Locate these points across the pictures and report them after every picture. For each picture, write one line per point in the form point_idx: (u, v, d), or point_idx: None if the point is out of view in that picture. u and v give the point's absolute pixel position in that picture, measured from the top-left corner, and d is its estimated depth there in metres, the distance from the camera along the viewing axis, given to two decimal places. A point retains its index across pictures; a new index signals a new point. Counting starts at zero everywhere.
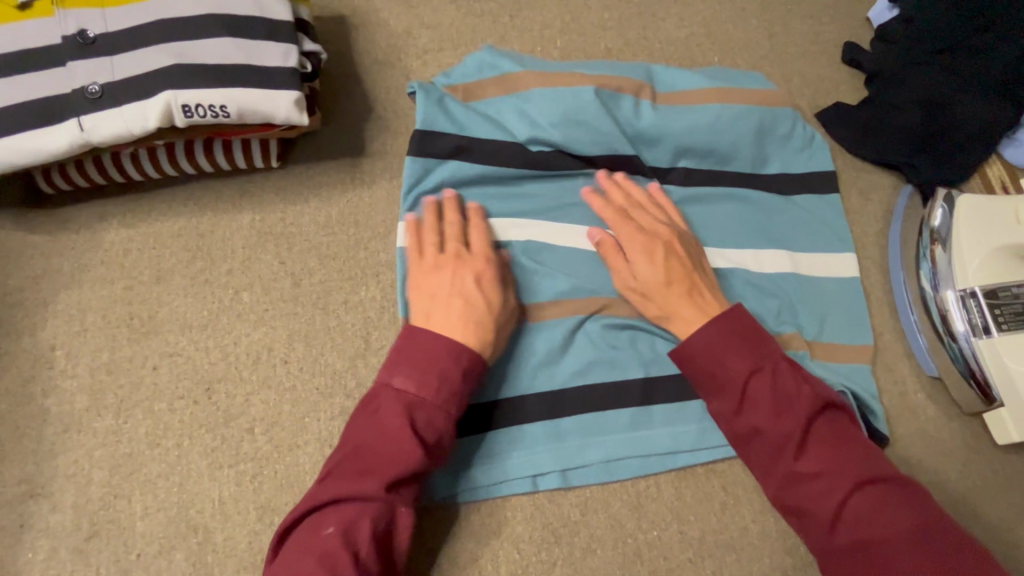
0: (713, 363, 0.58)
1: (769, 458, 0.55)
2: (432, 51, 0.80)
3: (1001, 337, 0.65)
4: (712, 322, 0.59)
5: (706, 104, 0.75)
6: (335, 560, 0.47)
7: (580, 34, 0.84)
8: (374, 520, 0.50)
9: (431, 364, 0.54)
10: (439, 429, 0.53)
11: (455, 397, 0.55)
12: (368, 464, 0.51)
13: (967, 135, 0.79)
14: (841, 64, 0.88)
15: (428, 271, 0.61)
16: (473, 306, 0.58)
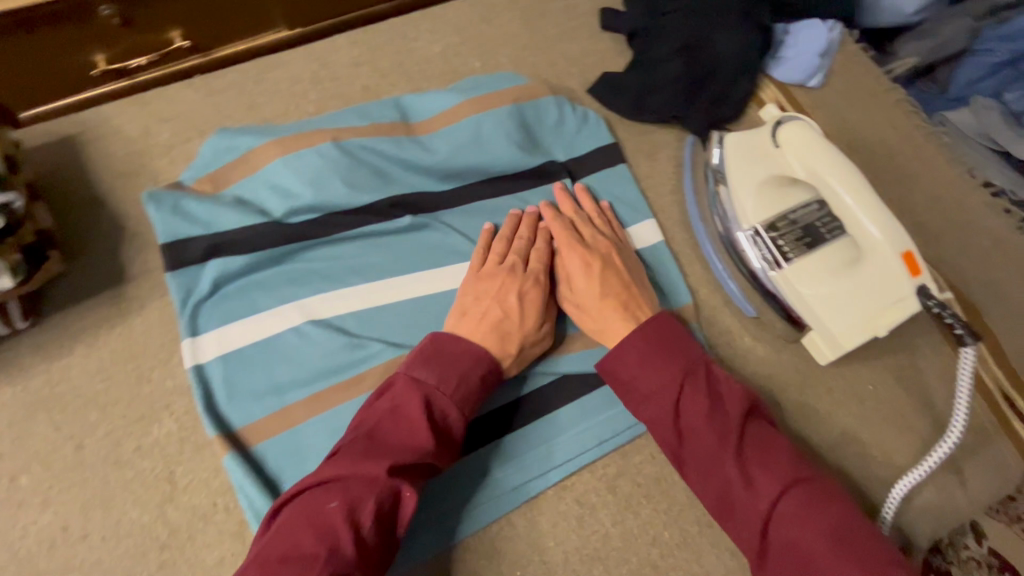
0: (639, 375, 0.58)
1: (701, 459, 0.55)
2: (179, 145, 0.75)
3: (790, 266, 0.65)
4: (633, 335, 0.60)
5: (463, 121, 0.72)
6: (335, 536, 0.46)
7: (332, 80, 0.80)
8: (379, 500, 0.49)
9: (452, 360, 0.57)
10: (451, 421, 0.55)
11: (468, 398, 0.56)
12: (382, 446, 0.51)
13: (734, 66, 0.80)
14: (601, 31, 0.87)
15: (479, 283, 0.63)
16: (507, 318, 0.61)
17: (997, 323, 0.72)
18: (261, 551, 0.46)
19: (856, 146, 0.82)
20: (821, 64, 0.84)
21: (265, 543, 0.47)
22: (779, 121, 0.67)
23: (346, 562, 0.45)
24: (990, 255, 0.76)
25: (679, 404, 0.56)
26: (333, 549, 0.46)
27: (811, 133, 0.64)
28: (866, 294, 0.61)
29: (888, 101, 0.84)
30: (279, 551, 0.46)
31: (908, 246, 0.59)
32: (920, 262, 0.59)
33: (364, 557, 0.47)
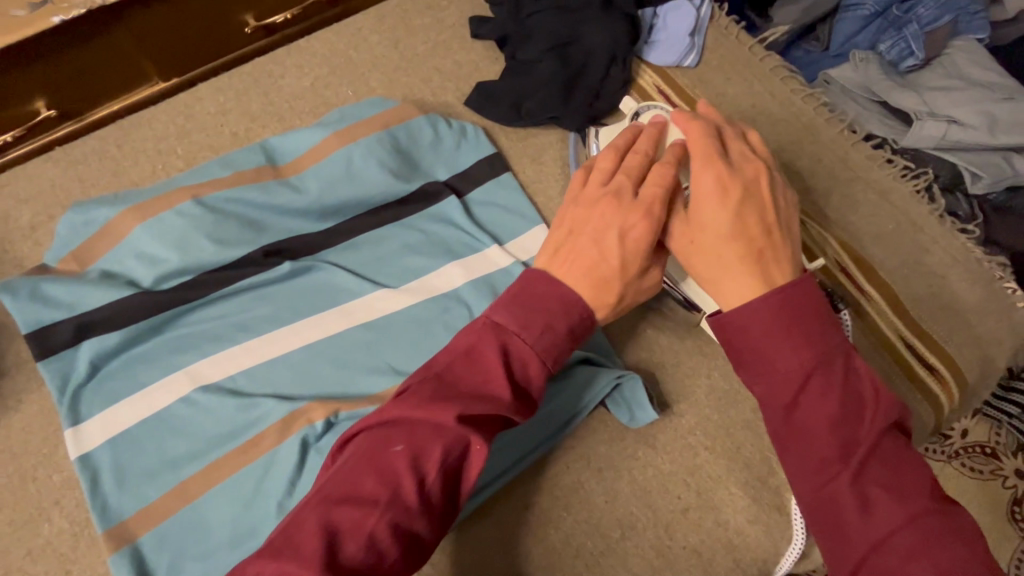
0: (763, 343, 0.44)
1: (809, 461, 0.42)
2: (43, 224, 0.71)
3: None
4: (762, 301, 0.44)
5: (331, 155, 0.71)
6: (397, 482, 0.39)
7: (200, 131, 0.78)
8: (447, 448, 0.41)
9: (539, 303, 0.47)
10: (532, 375, 0.46)
11: (555, 349, 0.46)
12: (454, 388, 0.43)
13: (606, 56, 0.80)
14: (473, 41, 0.86)
15: (587, 215, 0.52)
16: (604, 259, 0.50)
17: (889, 274, 0.73)
18: (321, 488, 0.40)
19: (739, 118, 0.82)
20: (693, 42, 0.84)
21: (326, 479, 0.41)
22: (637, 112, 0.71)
23: (408, 511, 0.39)
24: (877, 208, 0.77)
25: (804, 397, 0.42)
26: (394, 497, 0.39)
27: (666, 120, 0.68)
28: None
29: (764, 69, 0.85)
30: (337, 491, 0.39)
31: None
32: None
33: (425, 510, 0.40)
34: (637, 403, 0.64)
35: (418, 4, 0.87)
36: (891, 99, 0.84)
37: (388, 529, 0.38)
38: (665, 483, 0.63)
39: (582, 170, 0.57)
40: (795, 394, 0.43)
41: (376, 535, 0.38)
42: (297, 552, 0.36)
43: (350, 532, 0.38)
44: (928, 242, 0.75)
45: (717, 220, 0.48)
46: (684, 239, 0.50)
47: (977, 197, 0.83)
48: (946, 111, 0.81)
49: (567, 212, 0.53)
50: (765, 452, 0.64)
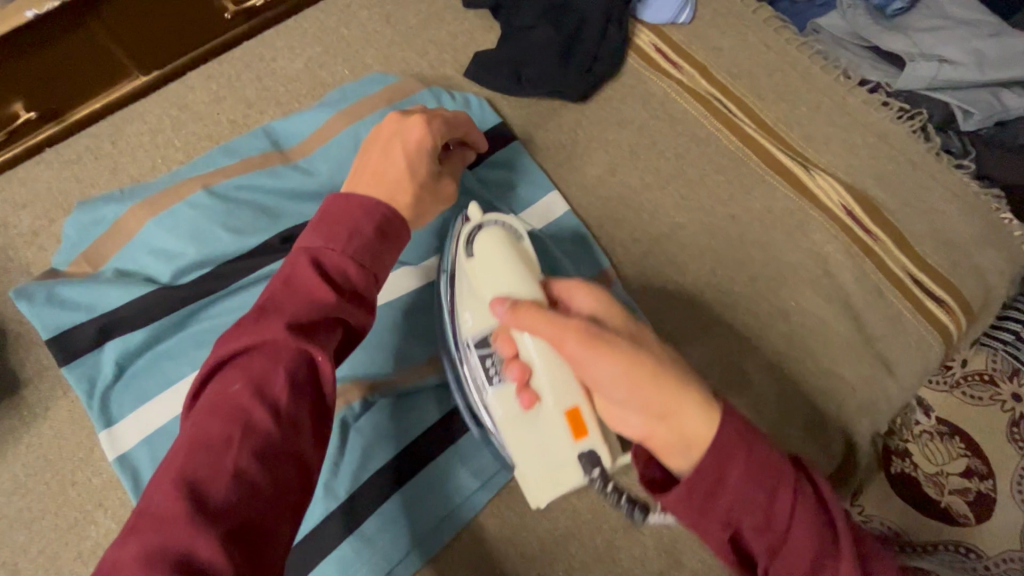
0: (732, 478, 0.40)
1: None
2: (45, 229, 0.69)
3: (495, 399, 0.58)
4: (721, 434, 0.41)
5: (339, 136, 0.69)
6: (247, 417, 0.38)
7: (196, 121, 0.76)
8: (289, 370, 0.40)
9: (340, 218, 0.48)
10: (354, 276, 0.47)
11: (372, 249, 0.48)
12: (278, 307, 0.43)
13: (600, 17, 0.80)
14: (465, 10, 0.84)
15: (380, 133, 0.57)
16: (386, 171, 0.54)
17: (894, 213, 0.75)
18: (168, 456, 0.38)
19: (737, 72, 0.82)
20: None
21: (173, 445, 0.38)
22: (478, 224, 0.61)
23: (267, 436, 0.38)
24: (876, 150, 0.79)
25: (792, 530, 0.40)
26: (248, 428, 0.38)
27: (500, 252, 0.58)
28: (545, 442, 0.57)
29: (758, 20, 0.85)
30: (184, 447, 0.37)
31: (575, 398, 0.56)
32: (586, 417, 0.56)
33: (290, 430, 0.40)
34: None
35: None
36: (880, 43, 0.85)
37: (251, 459, 0.37)
38: None
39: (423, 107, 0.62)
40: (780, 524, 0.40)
41: (241, 468, 0.37)
42: (158, 516, 0.34)
43: (210, 478, 0.36)
44: (927, 180, 0.77)
45: (617, 328, 0.48)
46: (588, 337, 0.46)
47: (969, 134, 0.84)
48: (935, 49, 0.82)
49: (374, 129, 0.57)
50: (790, 392, 0.67)
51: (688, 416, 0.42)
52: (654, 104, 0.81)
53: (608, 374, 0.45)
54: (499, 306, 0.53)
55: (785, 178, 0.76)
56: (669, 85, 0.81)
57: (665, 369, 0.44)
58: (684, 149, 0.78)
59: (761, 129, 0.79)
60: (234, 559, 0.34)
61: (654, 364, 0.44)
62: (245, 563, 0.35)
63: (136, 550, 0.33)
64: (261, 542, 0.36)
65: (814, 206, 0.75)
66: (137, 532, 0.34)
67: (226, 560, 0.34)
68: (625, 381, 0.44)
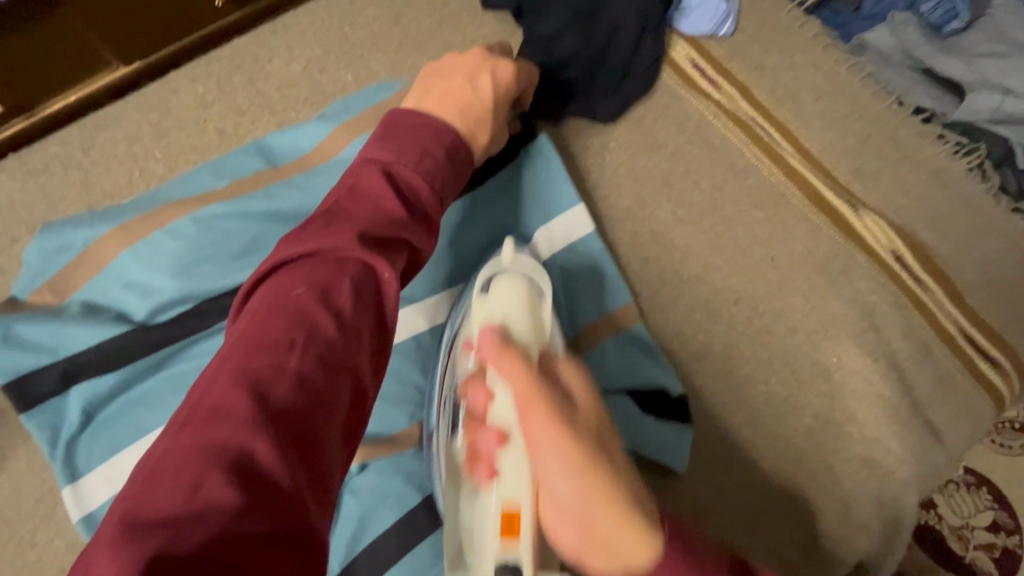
0: None
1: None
2: (6, 248, 0.62)
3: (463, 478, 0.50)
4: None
5: (340, 155, 0.61)
6: (312, 321, 0.35)
7: (179, 129, 0.67)
8: (355, 281, 0.37)
9: (410, 136, 0.47)
10: (423, 193, 0.45)
11: (441, 168, 0.47)
12: (349, 216, 0.40)
13: (636, 26, 0.72)
14: (483, 10, 0.76)
15: (457, 63, 0.56)
16: (470, 98, 0.54)
17: (948, 260, 0.69)
18: (222, 353, 0.34)
19: (780, 95, 0.75)
20: (729, 9, 0.76)
21: (226, 343, 0.34)
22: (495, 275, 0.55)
23: (331, 345, 0.34)
24: (929, 188, 0.72)
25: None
26: (311, 335, 0.34)
27: (513, 296, 0.52)
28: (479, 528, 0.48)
29: (806, 36, 0.77)
30: (240, 344, 0.33)
31: (518, 499, 0.46)
32: (524, 522, 0.46)
33: (351, 343, 0.36)
34: (671, 449, 0.61)
35: None
36: (937, 67, 0.78)
37: (315, 366, 0.33)
38: None
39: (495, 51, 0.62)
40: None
41: (303, 373, 0.32)
42: (215, 410, 0.30)
43: (271, 376, 0.32)
44: (984, 224, 0.71)
45: (586, 407, 0.42)
46: (564, 428, 0.40)
47: None
48: (998, 79, 0.76)
49: (452, 56, 0.57)
50: (826, 459, 0.62)
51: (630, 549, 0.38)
52: (690, 127, 0.73)
53: (562, 488, 0.40)
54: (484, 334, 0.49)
55: (829, 216, 0.70)
56: (706, 107, 0.74)
57: (629, 498, 0.39)
58: (720, 180, 0.71)
59: (805, 160, 0.72)
60: (294, 468, 0.29)
61: (615, 473, 0.39)
62: (305, 475, 0.30)
63: (189, 443, 0.29)
64: (316, 460, 0.31)
65: (860, 250, 0.69)
66: (192, 424, 0.29)
67: (287, 467, 0.29)
68: (563, 480, 0.40)
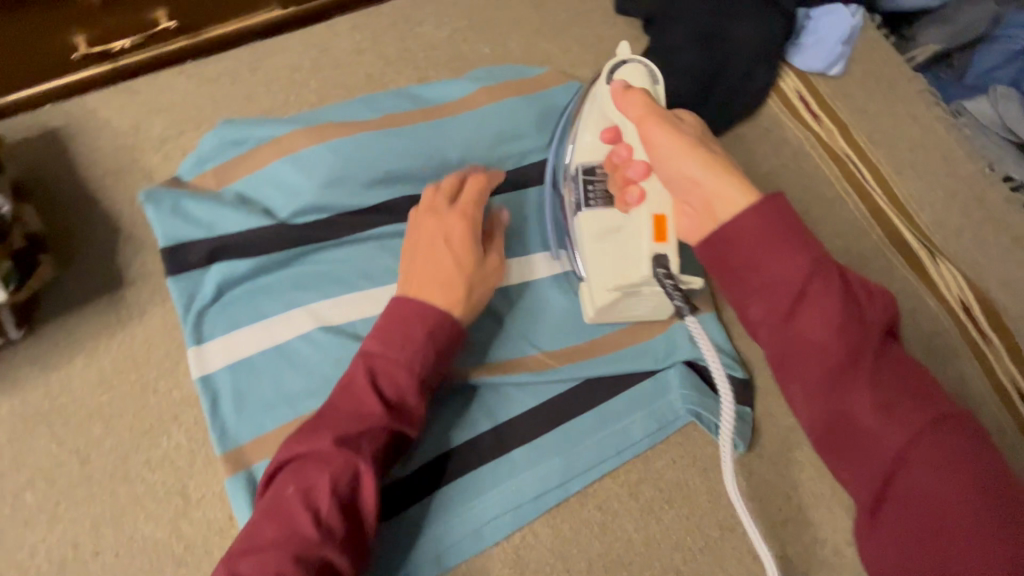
0: (764, 269, 0.43)
1: (796, 356, 0.43)
2: (172, 139, 0.71)
3: (588, 211, 0.61)
4: (754, 218, 0.44)
5: (476, 112, 0.71)
6: (294, 520, 0.47)
7: (334, 67, 0.76)
8: (334, 480, 0.48)
9: (397, 328, 0.54)
10: (402, 387, 0.53)
11: (420, 358, 0.54)
12: (334, 420, 0.51)
13: (751, 52, 0.78)
14: (616, 16, 0.83)
15: (415, 229, 0.60)
16: (448, 265, 0.57)
17: None
18: (241, 533, 0.48)
19: (878, 138, 0.79)
20: (843, 52, 0.81)
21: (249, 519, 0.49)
22: (614, 67, 0.61)
23: (306, 541, 0.46)
24: (1008, 251, 0.75)
25: (792, 289, 0.42)
26: (291, 535, 0.46)
27: (641, 80, 0.59)
28: (631, 232, 0.59)
29: (909, 91, 0.82)
30: (247, 537, 0.47)
31: (664, 206, 0.56)
32: (671, 225, 0.55)
33: (326, 537, 0.46)
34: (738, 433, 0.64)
35: None
36: None
37: (294, 564, 0.45)
38: (770, 493, 0.63)
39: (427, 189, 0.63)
40: (794, 316, 0.43)
41: (280, 567, 0.44)
42: None
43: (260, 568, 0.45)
44: None
45: (687, 131, 0.52)
46: (667, 131, 0.52)
47: None
48: None
49: (410, 229, 0.61)
50: None
51: (737, 196, 0.46)
52: (787, 151, 0.79)
53: (688, 167, 0.50)
54: (614, 82, 0.58)
55: (905, 258, 0.74)
56: (808, 137, 0.80)
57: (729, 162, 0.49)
58: (807, 205, 0.76)
59: (891, 202, 0.76)
60: None
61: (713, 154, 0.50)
62: None
63: None
64: None
65: (930, 294, 0.72)
66: None
67: None
68: (691, 179, 0.49)
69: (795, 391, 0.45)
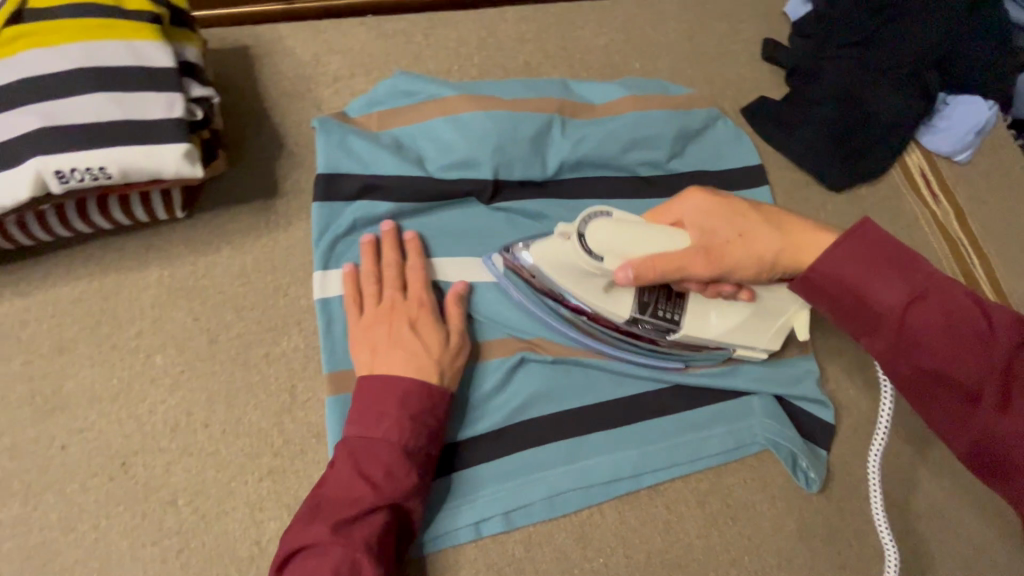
0: (867, 299, 0.48)
1: (921, 381, 0.48)
2: (344, 78, 0.77)
3: (683, 326, 0.65)
4: (846, 255, 0.49)
5: (625, 113, 0.75)
6: None
7: (497, 49, 0.82)
8: (335, 571, 0.50)
9: (373, 406, 0.56)
10: (387, 461, 0.54)
11: (399, 428, 0.55)
12: (328, 506, 0.53)
13: (886, 122, 0.81)
14: (761, 61, 0.88)
15: (362, 330, 0.61)
16: (413, 351, 0.59)
17: None
18: None
19: (994, 230, 0.81)
20: (972, 142, 0.83)
21: None
22: (580, 230, 0.58)
23: None
24: None
25: (898, 320, 0.47)
26: None
27: (608, 228, 0.57)
28: (769, 307, 0.65)
29: None
30: None
31: None
32: None
33: None
34: (811, 469, 0.66)
35: (718, 8, 0.90)
36: None
37: None
38: (830, 536, 0.64)
39: (353, 286, 0.63)
40: (908, 345, 0.47)
41: None
42: None
43: None
44: None
45: (726, 233, 0.57)
46: (710, 252, 0.56)
47: None
48: None
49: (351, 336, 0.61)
50: (932, 547, 0.65)
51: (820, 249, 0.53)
52: (901, 222, 0.81)
53: (769, 240, 0.56)
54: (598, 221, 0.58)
55: None
56: (920, 212, 0.83)
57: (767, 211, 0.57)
58: None
59: (996, 293, 0.78)
60: None
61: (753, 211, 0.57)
62: None
63: None
64: None
65: None
66: None
67: None
68: (773, 266, 0.57)
69: (917, 403, 0.49)
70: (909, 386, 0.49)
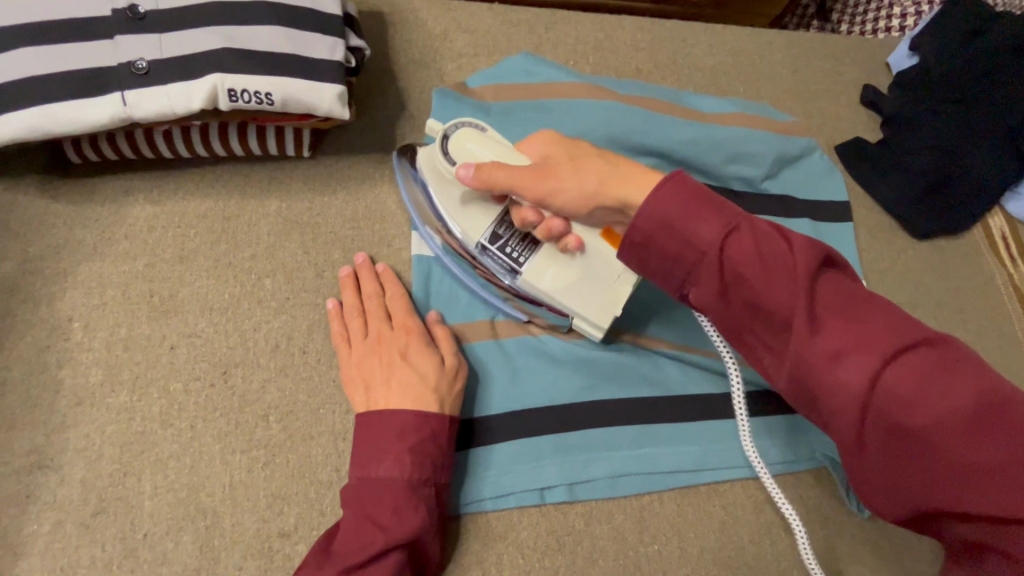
0: (679, 236, 0.46)
1: (747, 320, 0.46)
2: (467, 56, 0.81)
3: (526, 267, 0.62)
4: (667, 189, 0.47)
5: (732, 127, 0.79)
6: None
7: (612, 52, 0.86)
8: None
9: (373, 444, 0.55)
10: (393, 500, 0.52)
11: (403, 464, 0.53)
12: (338, 551, 0.51)
13: (977, 181, 0.82)
14: (858, 106, 0.91)
15: (355, 365, 0.59)
16: (404, 380, 0.57)
17: None
18: None
19: None
20: None
21: None
22: (447, 133, 0.61)
23: None
24: None
25: (718, 255, 0.45)
26: None
27: (472, 137, 0.60)
28: (595, 268, 0.60)
29: None
30: None
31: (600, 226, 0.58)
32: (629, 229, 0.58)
33: None
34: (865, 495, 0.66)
35: (824, 49, 0.93)
36: None
37: None
38: (882, 566, 0.64)
39: (340, 334, 0.62)
40: (730, 284, 0.45)
41: None
42: None
43: None
44: None
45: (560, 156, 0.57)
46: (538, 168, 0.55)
47: None
48: None
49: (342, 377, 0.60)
50: None
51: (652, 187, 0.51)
52: (978, 280, 0.83)
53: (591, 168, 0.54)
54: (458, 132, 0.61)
55: None
56: (999, 272, 0.84)
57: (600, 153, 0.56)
58: (984, 332, 0.80)
59: None
60: None
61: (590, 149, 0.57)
62: None
63: None
64: None
65: None
66: None
67: None
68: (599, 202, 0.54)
69: (751, 355, 0.48)
70: (728, 330, 0.47)
